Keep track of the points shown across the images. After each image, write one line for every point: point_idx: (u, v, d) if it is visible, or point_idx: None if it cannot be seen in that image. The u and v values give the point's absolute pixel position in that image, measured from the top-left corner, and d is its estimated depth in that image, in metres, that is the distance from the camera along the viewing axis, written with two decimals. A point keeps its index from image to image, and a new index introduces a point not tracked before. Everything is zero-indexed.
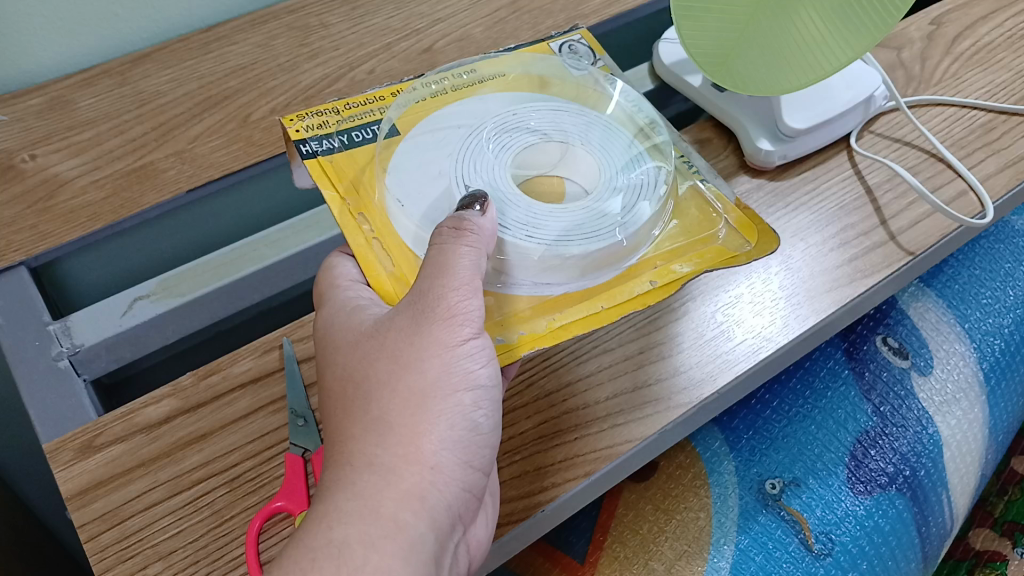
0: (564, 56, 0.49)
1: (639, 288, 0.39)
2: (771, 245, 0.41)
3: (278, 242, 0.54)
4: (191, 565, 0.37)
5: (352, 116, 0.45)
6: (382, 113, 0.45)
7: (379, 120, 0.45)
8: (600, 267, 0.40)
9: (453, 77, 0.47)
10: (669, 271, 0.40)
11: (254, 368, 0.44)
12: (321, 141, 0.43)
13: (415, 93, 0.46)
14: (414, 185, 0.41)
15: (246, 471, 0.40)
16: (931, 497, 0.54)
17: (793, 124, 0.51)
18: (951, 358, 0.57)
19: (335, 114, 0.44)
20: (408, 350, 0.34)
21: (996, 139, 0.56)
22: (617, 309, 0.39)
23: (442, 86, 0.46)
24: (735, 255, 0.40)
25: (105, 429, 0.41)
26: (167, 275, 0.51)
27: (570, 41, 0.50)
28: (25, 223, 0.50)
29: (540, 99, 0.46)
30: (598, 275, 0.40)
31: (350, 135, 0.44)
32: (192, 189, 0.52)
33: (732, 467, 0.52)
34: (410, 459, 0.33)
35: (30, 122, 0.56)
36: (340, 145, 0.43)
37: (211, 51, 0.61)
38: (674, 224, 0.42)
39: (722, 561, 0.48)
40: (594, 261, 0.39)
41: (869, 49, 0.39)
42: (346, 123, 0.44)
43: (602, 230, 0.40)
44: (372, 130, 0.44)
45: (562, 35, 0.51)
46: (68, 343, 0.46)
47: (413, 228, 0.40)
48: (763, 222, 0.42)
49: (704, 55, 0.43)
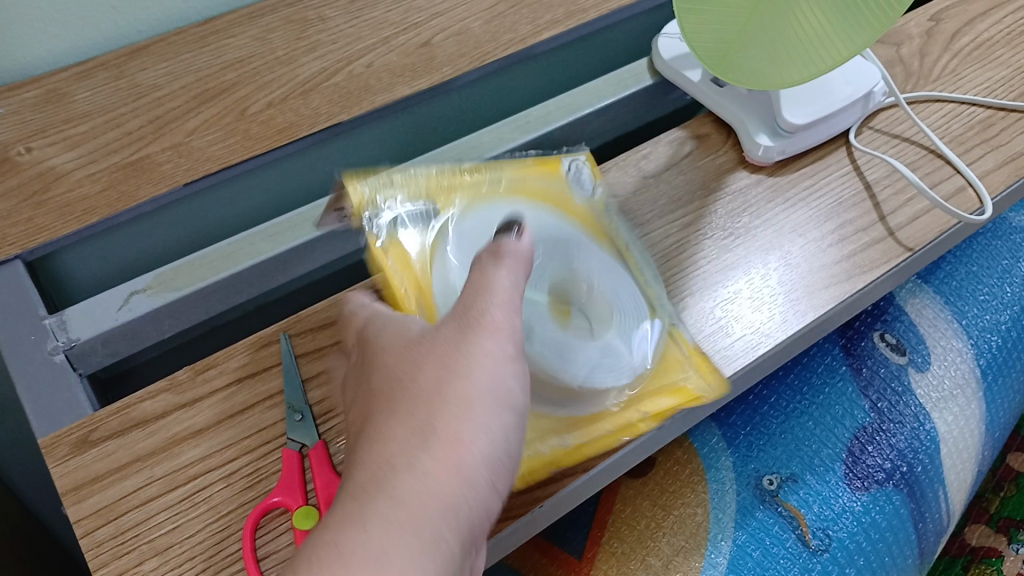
0: (570, 181, 0.49)
1: (622, 376, 0.42)
2: (737, 341, 0.44)
3: (276, 236, 0.52)
4: (186, 562, 0.37)
5: (394, 163, 0.48)
6: (420, 163, 0.48)
7: (415, 208, 0.46)
8: (591, 398, 0.42)
9: (476, 187, 0.48)
10: (687, 391, 0.42)
11: (251, 363, 0.43)
12: (369, 188, 0.46)
13: (450, 148, 0.48)
14: (442, 258, 0.44)
15: (242, 467, 0.40)
16: (927, 493, 0.54)
17: (793, 119, 0.51)
18: (948, 354, 0.57)
19: (379, 164, 0.48)
20: (455, 356, 0.34)
21: (995, 137, 0.56)
22: (597, 449, 0.41)
23: (471, 157, 0.49)
24: (705, 365, 0.43)
25: (101, 424, 0.41)
26: (164, 269, 0.50)
27: (577, 163, 0.50)
28: (21, 216, 0.50)
29: (547, 214, 0.47)
30: (587, 404, 0.41)
31: (392, 177, 0.47)
32: (189, 183, 0.52)
33: (730, 462, 0.52)
34: (449, 467, 0.32)
35: (25, 115, 0.56)
36: (384, 227, 0.45)
37: (208, 43, 0.61)
38: (697, 355, 0.43)
39: (719, 557, 0.48)
40: (590, 394, 0.41)
41: (873, 39, 0.39)
42: (389, 168, 0.47)
43: (592, 326, 0.42)
44: (410, 174, 0.47)
45: (568, 156, 0.51)
46: (64, 337, 0.46)
47: (446, 288, 0.43)
48: (728, 318, 0.45)
49: (707, 50, 0.43)
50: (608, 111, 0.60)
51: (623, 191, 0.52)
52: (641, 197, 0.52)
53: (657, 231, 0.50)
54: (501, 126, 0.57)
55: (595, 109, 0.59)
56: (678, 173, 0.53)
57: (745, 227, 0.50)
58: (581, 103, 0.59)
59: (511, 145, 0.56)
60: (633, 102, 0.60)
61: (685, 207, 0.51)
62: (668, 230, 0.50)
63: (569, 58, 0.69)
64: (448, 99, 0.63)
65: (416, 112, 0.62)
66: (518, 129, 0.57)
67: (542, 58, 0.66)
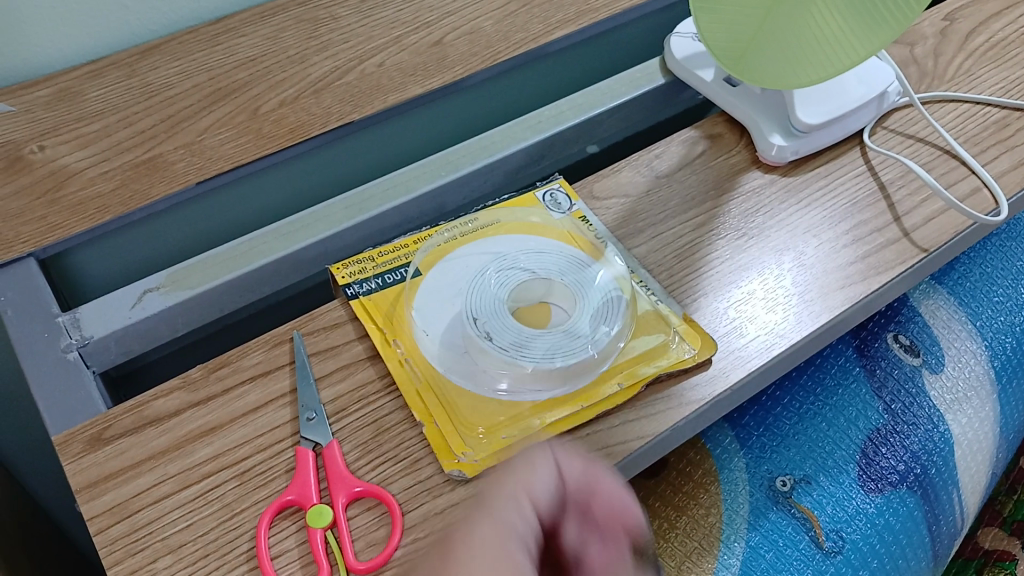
0: (547, 208, 0.52)
1: (609, 389, 0.42)
2: (710, 350, 0.44)
3: (288, 235, 0.51)
4: (201, 559, 0.37)
5: (385, 262, 0.49)
6: (409, 258, 0.49)
7: (407, 264, 0.49)
8: (581, 372, 0.42)
9: (461, 225, 0.50)
10: (677, 356, 0.43)
11: (264, 362, 0.44)
12: (363, 284, 0.47)
13: (437, 238, 0.49)
14: (434, 311, 0.45)
15: (255, 465, 0.40)
16: (941, 496, 0.54)
17: (806, 120, 0.51)
18: (962, 356, 0.57)
19: (372, 260, 0.49)
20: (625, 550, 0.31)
21: (1010, 137, 0.55)
22: (594, 410, 0.41)
23: (453, 233, 0.50)
24: (683, 360, 0.43)
25: (115, 421, 0.41)
26: (176, 267, 0.50)
27: (552, 189, 0.52)
28: (34, 214, 0.50)
29: (523, 244, 0.48)
30: (580, 378, 0.42)
31: (384, 278, 0.48)
32: (201, 181, 0.52)
33: (743, 464, 0.52)
34: None
35: (38, 113, 0.56)
36: (377, 285, 0.47)
37: (220, 43, 0.61)
38: (685, 323, 0.45)
39: (733, 558, 0.48)
40: (575, 369, 0.42)
41: (891, 38, 0.39)
42: (381, 268, 0.48)
43: (576, 348, 0.42)
44: (401, 273, 0.48)
45: (544, 184, 0.53)
46: (77, 335, 0.46)
47: (438, 349, 0.43)
48: (706, 330, 0.45)
49: (723, 50, 0.43)
50: (620, 110, 0.59)
51: (636, 191, 0.52)
52: (653, 197, 0.52)
53: (670, 231, 0.50)
54: (513, 125, 0.57)
55: (607, 109, 0.58)
56: (691, 173, 0.53)
57: (759, 227, 0.50)
58: (593, 103, 0.59)
59: (523, 145, 0.56)
60: (645, 102, 0.60)
61: (698, 207, 0.51)
62: (681, 230, 0.50)
63: (581, 57, 0.69)
64: (459, 98, 0.63)
65: (428, 111, 0.62)
66: (530, 129, 0.57)
67: (553, 57, 0.66)
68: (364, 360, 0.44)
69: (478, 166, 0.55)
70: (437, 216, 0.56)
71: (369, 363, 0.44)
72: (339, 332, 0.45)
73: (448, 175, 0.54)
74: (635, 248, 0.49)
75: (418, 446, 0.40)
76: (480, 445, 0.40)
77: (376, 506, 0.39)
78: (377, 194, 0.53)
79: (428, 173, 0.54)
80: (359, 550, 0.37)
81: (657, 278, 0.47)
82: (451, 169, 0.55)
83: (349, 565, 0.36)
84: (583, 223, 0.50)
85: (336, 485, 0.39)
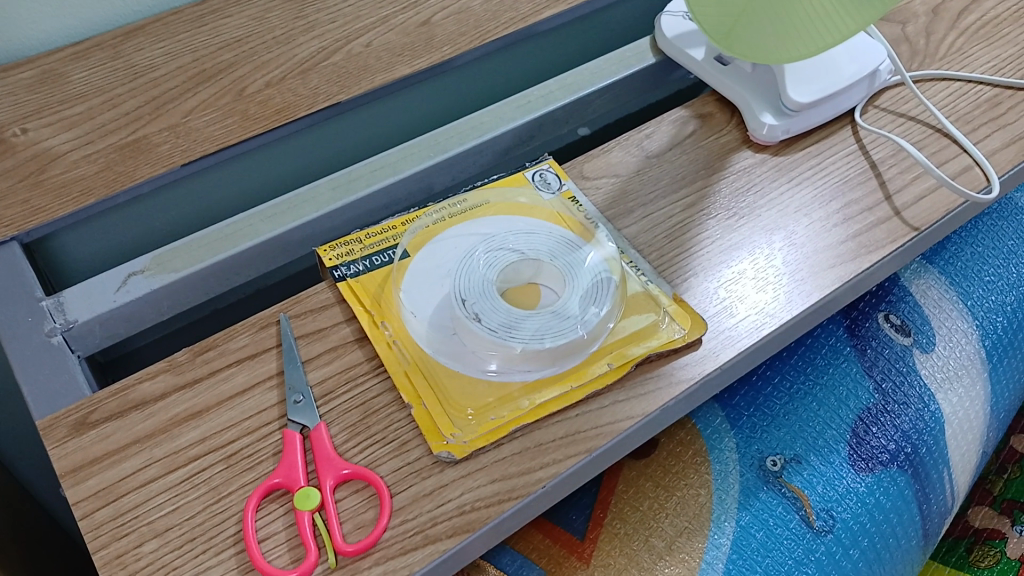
0: (535, 188, 0.51)
1: (599, 369, 0.42)
2: (700, 330, 0.43)
3: (274, 217, 0.51)
4: (187, 543, 0.36)
5: (372, 244, 0.48)
6: (397, 240, 0.48)
7: (394, 246, 0.48)
8: (570, 352, 0.42)
9: (449, 207, 0.50)
10: (667, 335, 0.43)
11: (251, 344, 0.43)
12: (350, 266, 0.47)
13: (425, 220, 0.49)
14: (422, 293, 0.45)
15: (243, 448, 0.39)
16: (931, 474, 0.54)
17: (797, 98, 0.51)
18: (954, 335, 0.57)
19: (359, 242, 0.48)
20: None
21: (1002, 115, 0.55)
22: (584, 390, 0.41)
23: (441, 215, 0.49)
24: (672, 340, 0.43)
25: (99, 405, 0.41)
26: (162, 250, 0.49)
27: (541, 169, 0.52)
28: (16, 197, 0.49)
29: (512, 225, 0.48)
30: (569, 359, 0.42)
31: (372, 260, 0.47)
32: (186, 164, 0.51)
33: (733, 443, 0.51)
34: None
35: (20, 95, 0.55)
36: (365, 267, 0.47)
37: (205, 23, 0.60)
38: (675, 303, 0.45)
39: (722, 538, 0.48)
40: (565, 349, 0.42)
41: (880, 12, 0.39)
42: (369, 249, 0.48)
43: (566, 328, 0.42)
44: (388, 255, 0.48)
45: (533, 164, 0.53)
46: (61, 319, 0.45)
47: (426, 331, 0.43)
48: (696, 310, 0.44)
49: (713, 25, 0.43)
50: (610, 90, 0.59)
51: (626, 170, 0.52)
52: (644, 176, 0.51)
53: (660, 212, 0.49)
54: (502, 106, 0.57)
55: (597, 88, 0.58)
56: (681, 153, 0.53)
57: (749, 206, 0.50)
58: (583, 82, 0.58)
59: (513, 125, 0.55)
60: (636, 81, 0.60)
61: (688, 187, 0.51)
62: (671, 209, 0.49)
63: (569, 37, 0.68)
64: (448, 79, 0.62)
65: (416, 92, 0.61)
66: (519, 109, 0.56)
67: (542, 37, 0.66)
68: (352, 342, 0.43)
69: (466, 146, 0.54)
70: (426, 197, 0.55)
71: (357, 345, 0.43)
72: (327, 314, 0.45)
73: (436, 156, 0.54)
74: (625, 228, 0.49)
75: (407, 428, 0.40)
76: (469, 426, 0.40)
77: (365, 489, 0.38)
78: (364, 175, 0.53)
79: (416, 155, 0.54)
80: (347, 532, 0.37)
81: (646, 258, 0.47)
82: (439, 150, 0.54)
83: (338, 546, 0.36)
84: (572, 203, 0.50)
85: (324, 467, 0.38)
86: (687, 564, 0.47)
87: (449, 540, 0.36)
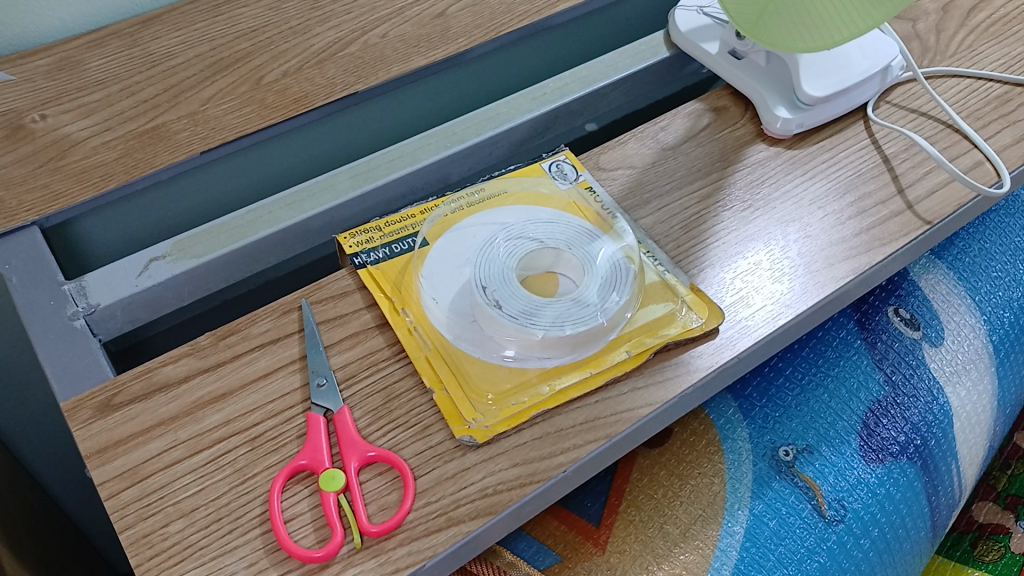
0: (552, 177, 0.52)
1: (617, 357, 0.42)
2: (717, 319, 0.44)
3: (294, 204, 0.51)
4: (213, 523, 0.37)
5: (391, 232, 0.49)
6: (416, 228, 0.49)
7: (413, 234, 0.49)
8: (590, 340, 0.42)
9: (467, 196, 0.50)
10: (684, 324, 0.43)
11: (273, 329, 0.44)
12: (370, 253, 0.47)
13: (444, 209, 0.49)
14: (443, 280, 0.45)
15: (267, 430, 0.40)
16: (940, 466, 0.55)
17: (813, 91, 0.52)
18: (962, 329, 0.58)
19: (378, 230, 0.49)
20: None
21: (1012, 111, 0.56)
22: (603, 377, 0.42)
23: (460, 204, 0.50)
24: (688, 330, 0.43)
25: (123, 388, 0.41)
26: (182, 236, 0.50)
27: (558, 161, 0.53)
28: (37, 182, 0.50)
29: (533, 214, 0.48)
30: (588, 346, 0.43)
31: (392, 247, 0.48)
32: (205, 151, 0.52)
33: (746, 433, 0.52)
34: None
35: (38, 82, 0.55)
36: (385, 254, 0.47)
37: (222, 13, 0.60)
38: (692, 292, 0.45)
39: (736, 526, 0.48)
40: (585, 336, 0.42)
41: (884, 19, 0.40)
42: (388, 237, 0.48)
43: (586, 315, 0.42)
44: (408, 243, 0.48)
45: (550, 155, 0.53)
46: (82, 303, 0.46)
47: (448, 318, 0.44)
48: (715, 301, 0.45)
49: (740, 13, 0.44)
50: (624, 83, 0.59)
51: (641, 162, 0.52)
52: (659, 168, 0.52)
53: (676, 203, 0.50)
54: (518, 97, 0.57)
55: (612, 80, 0.58)
56: (696, 145, 0.53)
57: (764, 199, 0.50)
58: (598, 75, 0.59)
59: (528, 117, 0.56)
60: (650, 74, 0.60)
61: (703, 178, 0.51)
62: (687, 201, 0.50)
63: (582, 30, 0.68)
64: (461, 70, 0.63)
65: (431, 82, 0.62)
66: (536, 100, 0.57)
67: (555, 30, 0.66)
68: (373, 328, 0.44)
69: (483, 137, 0.55)
70: (442, 187, 0.56)
71: (378, 331, 0.44)
72: (348, 300, 0.45)
73: (453, 146, 0.54)
74: (641, 218, 0.49)
75: (428, 413, 0.40)
76: (490, 411, 0.40)
77: (388, 471, 0.39)
78: (382, 163, 0.53)
79: (433, 144, 0.54)
80: (372, 514, 0.37)
81: (663, 248, 0.48)
82: (457, 140, 0.54)
83: (363, 527, 0.36)
84: (588, 193, 0.51)
85: (349, 450, 0.39)
86: (702, 551, 0.47)
87: (472, 522, 0.37)
